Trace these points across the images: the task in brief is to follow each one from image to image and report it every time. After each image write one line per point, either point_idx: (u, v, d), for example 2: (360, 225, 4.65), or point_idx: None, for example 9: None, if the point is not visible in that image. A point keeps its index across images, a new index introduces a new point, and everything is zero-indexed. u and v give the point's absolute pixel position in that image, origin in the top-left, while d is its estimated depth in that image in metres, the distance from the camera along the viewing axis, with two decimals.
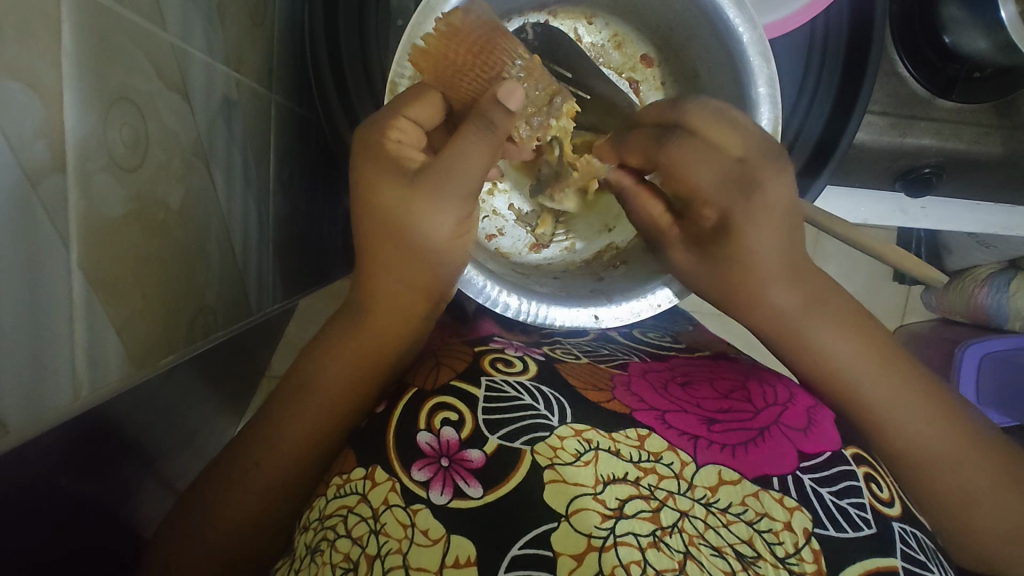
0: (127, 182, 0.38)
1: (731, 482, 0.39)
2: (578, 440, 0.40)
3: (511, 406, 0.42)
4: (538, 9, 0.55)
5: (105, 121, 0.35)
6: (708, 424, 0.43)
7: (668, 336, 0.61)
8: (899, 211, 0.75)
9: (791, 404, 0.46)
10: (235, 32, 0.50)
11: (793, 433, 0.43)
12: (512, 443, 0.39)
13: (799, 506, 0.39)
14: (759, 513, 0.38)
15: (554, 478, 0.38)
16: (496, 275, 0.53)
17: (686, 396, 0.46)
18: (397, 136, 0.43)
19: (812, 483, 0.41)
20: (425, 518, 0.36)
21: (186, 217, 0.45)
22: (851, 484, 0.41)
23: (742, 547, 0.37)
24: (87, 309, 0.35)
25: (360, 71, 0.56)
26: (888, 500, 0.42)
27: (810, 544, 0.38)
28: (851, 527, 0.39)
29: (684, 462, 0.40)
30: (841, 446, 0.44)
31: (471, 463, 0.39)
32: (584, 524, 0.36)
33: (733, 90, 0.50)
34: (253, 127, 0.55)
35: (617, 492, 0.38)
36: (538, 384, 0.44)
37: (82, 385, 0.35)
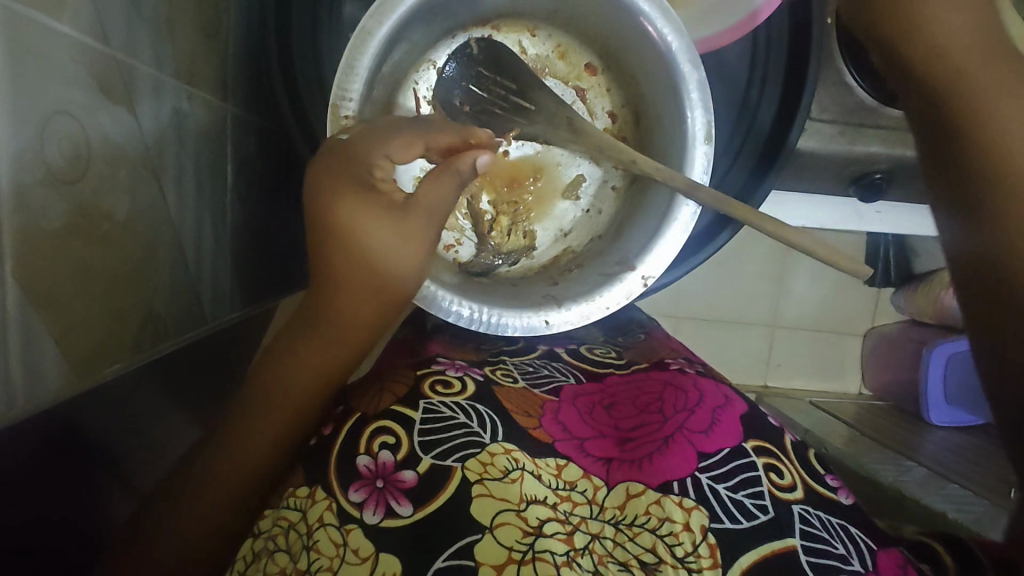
0: (67, 195, 0.38)
1: (638, 493, 0.40)
2: (508, 458, 0.41)
3: (446, 426, 0.42)
4: (481, 24, 0.57)
5: (42, 138, 0.36)
6: (621, 443, 0.44)
7: (613, 352, 0.60)
8: (855, 216, 0.80)
9: (698, 406, 0.46)
10: (185, 46, 0.51)
11: (695, 437, 0.44)
12: (445, 461, 0.40)
13: (697, 505, 0.40)
14: (661, 519, 0.39)
15: (482, 492, 0.39)
16: (453, 286, 0.54)
17: (606, 419, 0.46)
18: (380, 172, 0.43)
19: (709, 480, 0.41)
20: (356, 538, 0.37)
21: (133, 229, 0.46)
22: (750, 476, 0.42)
23: (646, 557, 0.38)
24: (23, 319, 0.35)
25: (313, 82, 0.57)
26: (789, 486, 0.42)
27: (708, 539, 0.38)
28: (748, 517, 0.40)
29: (597, 487, 0.41)
30: (741, 439, 0.44)
31: (404, 483, 0.39)
32: (506, 537, 0.37)
33: (669, 98, 0.51)
34: (207, 138, 0.56)
35: (538, 511, 0.38)
36: (474, 403, 0.45)
37: (19, 396, 0.36)
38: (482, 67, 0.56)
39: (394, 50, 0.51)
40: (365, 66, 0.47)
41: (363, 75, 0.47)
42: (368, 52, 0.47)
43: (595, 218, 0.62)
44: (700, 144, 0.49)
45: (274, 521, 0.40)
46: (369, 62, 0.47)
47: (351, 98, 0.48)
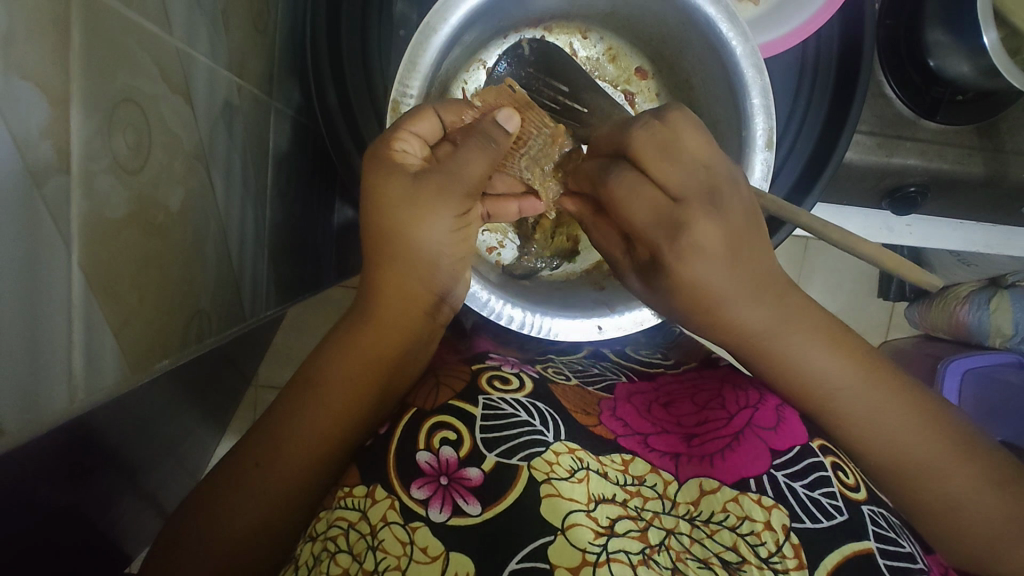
0: (130, 185, 0.38)
1: (712, 491, 0.41)
2: (572, 457, 0.41)
3: (505, 423, 0.42)
4: (534, 25, 0.57)
5: (109, 122, 0.35)
6: (687, 440, 0.45)
7: (659, 352, 0.63)
8: (885, 228, 0.77)
9: (761, 404, 0.47)
10: (238, 37, 0.50)
11: (766, 433, 0.45)
12: (509, 460, 0.40)
13: (776, 503, 0.40)
14: (740, 517, 0.39)
15: (550, 492, 0.39)
16: (498, 287, 0.53)
17: (666, 416, 0.48)
18: (403, 146, 0.43)
19: (786, 478, 0.42)
20: (423, 536, 0.37)
21: (186, 220, 0.45)
22: (821, 475, 0.42)
23: (727, 555, 0.38)
24: (86, 310, 0.34)
25: (360, 79, 0.57)
26: (854, 485, 0.43)
27: (790, 539, 0.39)
28: (826, 516, 0.40)
29: (667, 481, 0.42)
30: (808, 439, 0.45)
31: (470, 481, 0.39)
32: (579, 539, 0.37)
33: (728, 102, 0.51)
34: (252, 131, 0.55)
35: (607, 510, 0.39)
36: (534, 402, 0.45)
37: (79, 389, 0.35)
38: (531, 67, 0.56)
39: (451, 51, 0.50)
40: (427, 63, 0.47)
41: (425, 71, 0.47)
42: (431, 48, 0.47)
43: None
44: (759, 150, 0.48)
45: (332, 522, 0.39)
46: (431, 57, 0.47)
47: (411, 95, 0.47)
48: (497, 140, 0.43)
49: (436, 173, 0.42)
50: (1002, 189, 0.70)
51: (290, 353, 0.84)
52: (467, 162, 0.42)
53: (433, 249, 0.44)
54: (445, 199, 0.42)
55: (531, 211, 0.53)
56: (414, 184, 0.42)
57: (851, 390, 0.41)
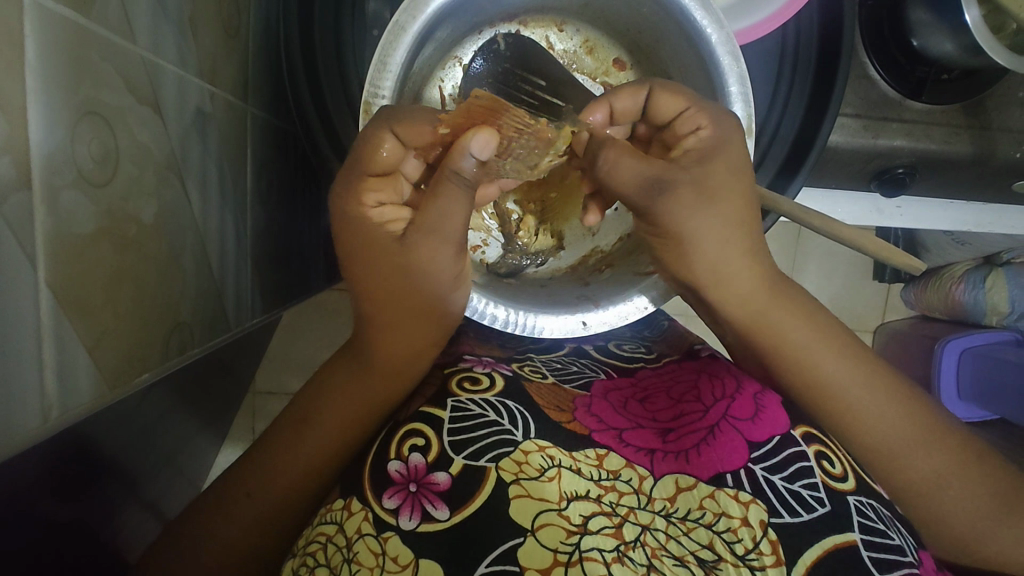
0: (98, 198, 0.37)
1: (689, 487, 0.41)
2: (542, 455, 0.41)
3: (474, 424, 0.42)
4: (509, 20, 0.56)
5: (73, 137, 0.34)
6: (662, 435, 0.44)
7: (642, 348, 0.61)
8: (875, 211, 0.77)
9: (738, 394, 0.47)
10: (208, 45, 0.49)
11: (741, 424, 0.44)
12: (477, 462, 0.40)
13: (753, 499, 0.40)
14: (716, 514, 0.39)
15: (519, 493, 0.39)
16: (485, 288, 0.52)
17: (642, 411, 0.47)
18: (378, 203, 0.44)
19: (764, 472, 0.42)
20: (394, 545, 0.37)
21: (161, 232, 0.45)
22: (802, 466, 0.42)
23: (703, 553, 0.38)
24: (56, 328, 0.34)
25: (336, 81, 0.56)
26: (842, 475, 0.43)
27: (768, 535, 0.38)
28: (805, 509, 0.40)
29: (642, 476, 0.41)
30: (790, 427, 0.45)
31: (438, 485, 0.39)
32: (550, 539, 0.37)
33: (706, 89, 0.50)
34: (229, 140, 0.54)
35: (581, 508, 0.39)
36: (503, 400, 0.45)
37: (53, 407, 0.35)
38: (508, 64, 0.55)
39: (423, 48, 0.50)
40: (398, 63, 0.46)
41: (396, 72, 0.46)
42: (402, 47, 0.46)
43: (621, 216, 0.61)
44: None
45: (313, 537, 0.40)
46: (402, 57, 0.46)
47: (384, 95, 0.46)
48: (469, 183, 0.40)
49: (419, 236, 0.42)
50: (991, 167, 0.69)
51: (283, 361, 0.84)
52: (448, 218, 0.42)
53: (429, 297, 0.46)
54: (438, 255, 0.43)
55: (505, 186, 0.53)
56: (403, 246, 0.43)
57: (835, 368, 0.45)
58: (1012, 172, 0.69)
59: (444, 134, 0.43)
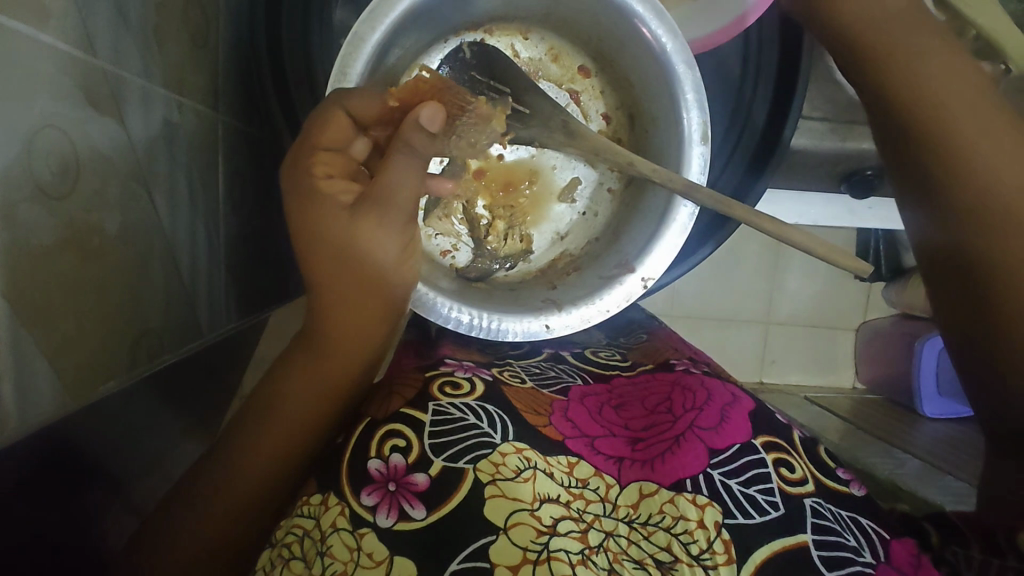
0: (57, 210, 0.38)
1: (650, 494, 0.42)
2: (518, 457, 0.41)
3: (455, 427, 0.43)
4: (473, 28, 0.57)
5: (29, 150, 0.35)
6: (632, 443, 0.45)
7: (618, 355, 0.62)
8: (846, 212, 0.79)
9: (707, 404, 0.48)
10: (174, 55, 0.50)
11: (706, 434, 0.45)
12: (456, 463, 0.41)
13: (710, 501, 0.41)
14: (675, 518, 0.41)
15: (495, 493, 0.39)
16: (450, 293, 0.53)
17: (615, 417, 0.47)
18: (326, 173, 0.44)
19: (721, 477, 0.43)
20: (370, 542, 0.38)
21: (126, 241, 0.45)
22: (761, 473, 0.44)
23: (661, 555, 0.39)
24: (13, 339, 0.34)
25: (306, 88, 0.56)
26: (800, 479, 0.44)
27: (721, 536, 0.40)
28: (759, 512, 0.42)
29: (608, 485, 0.42)
30: (751, 435, 0.46)
31: (417, 486, 0.40)
32: (521, 537, 0.38)
33: (664, 95, 0.51)
34: (198, 148, 0.55)
35: (551, 511, 0.39)
36: (483, 405, 0.45)
37: (12, 417, 0.35)
38: (474, 71, 0.56)
39: (389, 56, 0.50)
40: (357, 73, 0.47)
41: (356, 81, 0.47)
42: (361, 58, 0.47)
43: (590, 221, 0.62)
44: (696, 144, 0.50)
45: (290, 528, 0.40)
46: (362, 67, 0.47)
47: None
48: (422, 151, 0.41)
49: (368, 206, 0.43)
50: None
51: None
52: (399, 189, 0.42)
53: (380, 267, 0.45)
54: (388, 225, 0.44)
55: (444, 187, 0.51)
56: (352, 218, 0.43)
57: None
58: None
59: (393, 106, 0.45)
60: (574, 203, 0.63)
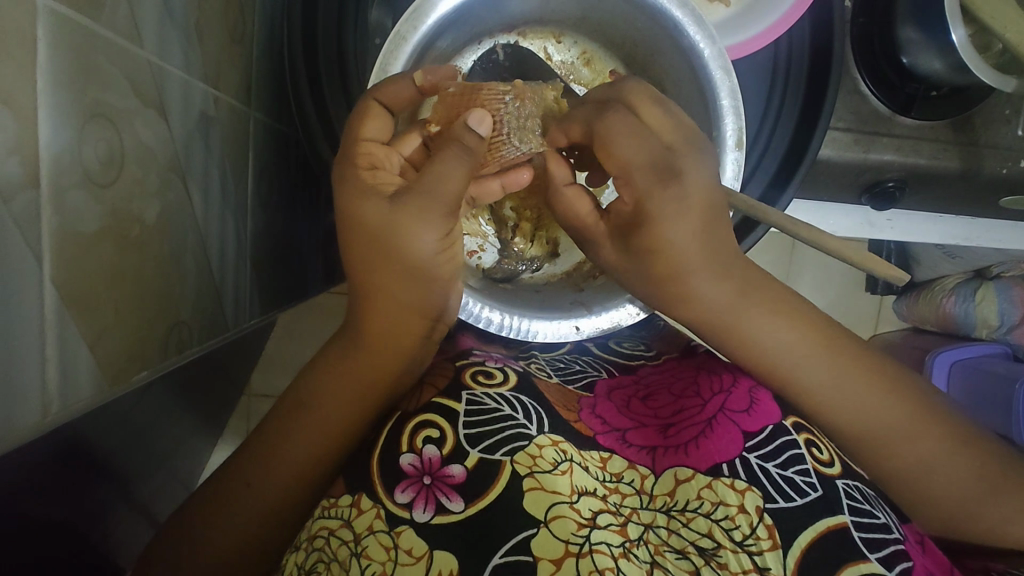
0: (102, 199, 0.38)
1: (687, 479, 0.42)
2: (555, 450, 0.42)
3: (491, 418, 0.42)
4: (508, 30, 0.57)
5: (80, 138, 0.35)
6: (663, 431, 0.45)
7: (642, 345, 0.63)
8: (867, 224, 0.78)
9: (735, 387, 0.47)
10: (212, 50, 0.50)
11: (737, 416, 0.45)
12: (492, 456, 0.41)
13: (749, 486, 0.41)
14: (714, 503, 0.40)
15: (534, 485, 0.39)
16: (482, 293, 0.54)
17: (645, 409, 0.48)
18: (373, 168, 0.44)
19: (758, 460, 0.42)
20: (408, 538, 0.38)
21: (163, 232, 0.45)
22: (795, 454, 0.43)
23: (703, 542, 0.39)
24: (58, 323, 0.35)
25: (338, 85, 0.57)
26: (828, 461, 0.44)
27: (764, 520, 0.39)
28: (799, 493, 0.41)
29: (644, 475, 0.43)
30: (781, 418, 0.46)
31: (453, 478, 0.40)
32: (561, 531, 0.38)
33: (698, 100, 0.51)
34: (231, 143, 0.55)
35: (590, 503, 0.40)
36: (517, 395, 0.45)
37: (53, 403, 0.36)
38: (507, 73, 0.57)
39: (427, 57, 0.51)
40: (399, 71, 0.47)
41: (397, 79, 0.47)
42: (403, 56, 0.47)
43: None
44: (730, 149, 0.49)
45: (315, 533, 0.40)
46: (402, 66, 0.47)
47: None
48: (472, 149, 0.41)
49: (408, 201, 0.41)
50: (978, 182, 0.70)
51: (281, 362, 0.84)
52: (446, 184, 0.41)
53: (419, 265, 0.43)
54: (426, 221, 0.42)
55: (516, 184, 0.52)
56: (391, 209, 0.42)
57: (852, 388, 0.44)
58: (1001, 187, 0.71)
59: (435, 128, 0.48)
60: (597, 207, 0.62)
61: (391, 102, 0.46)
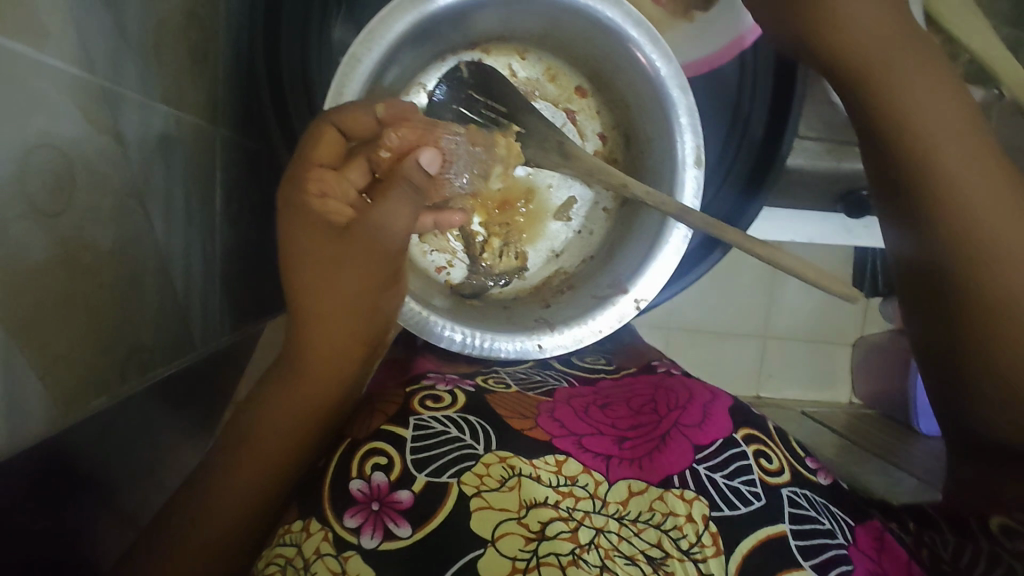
0: (50, 230, 0.38)
1: (640, 492, 0.41)
2: (504, 465, 0.41)
3: (436, 440, 0.42)
4: (471, 47, 0.58)
5: (24, 171, 0.35)
6: (619, 441, 0.45)
7: (603, 358, 0.63)
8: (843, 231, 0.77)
9: (689, 404, 0.48)
10: (172, 72, 0.50)
11: (689, 431, 0.46)
12: (440, 477, 0.40)
13: (697, 496, 0.41)
14: (664, 514, 0.40)
15: (481, 504, 0.39)
16: (442, 312, 0.53)
17: (602, 417, 0.47)
18: (321, 192, 0.44)
19: (707, 472, 0.43)
20: (355, 565, 0.37)
21: (120, 258, 0.45)
22: (742, 465, 0.44)
23: (653, 551, 0.39)
24: (3, 358, 0.35)
25: (302, 103, 0.56)
26: (777, 470, 0.45)
27: (709, 528, 0.40)
28: (744, 502, 0.42)
29: (597, 481, 0.41)
30: (732, 430, 0.47)
31: (401, 503, 0.39)
32: (509, 547, 0.37)
33: (654, 113, 0.52)
34: (194, 163, 0.55)
35: (539, 515, 0.39)
36: (465, 415, 0.45)
37: (0, 439, 0.35)
38: (472, 89, 0.57)
39: (387, 74, 0.51)
40: (354, 93, 0.47)
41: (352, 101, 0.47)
42: (357, 79, 0.47)
43: (587, 239, 0.62)
44: (689, 166, 0.51)
45: (271, 559, 0.40)
46: (358, 89, 0.48)
47: None
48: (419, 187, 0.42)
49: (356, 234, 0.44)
50: None
51: None
52: (394, 216, 0.42)
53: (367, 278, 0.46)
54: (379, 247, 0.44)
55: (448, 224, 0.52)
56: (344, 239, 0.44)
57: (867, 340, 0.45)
58: None
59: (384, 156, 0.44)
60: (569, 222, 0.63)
61: (350, 127, 0.45)
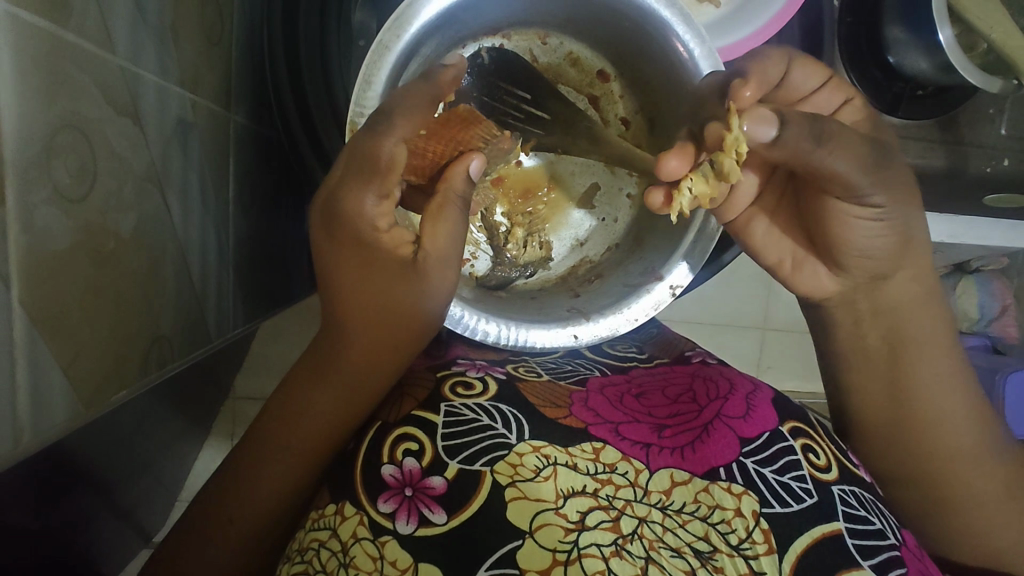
0: (74, 214, 0.36)
1: (683, 482, 0.40)
2: (537, 456, 0.40)
3: (468, 429, 0.42)
4: (492, 33, 0.56)
5: (50, 154, 0.34)
6: (658, 430, 0.44)
7: (635, 347, 0.62)
8: None
9: (731, 394, 0.47)
10: (189, 53, 0.48)
11: (734, 422, 0.45)
12: (472, 466, 0.39)
13: (745, 489, 0.40)
14: (711, 507, 0.39)
15: (516, 495, 0.38)
16: (472, 303, 0.52)
17: (637, 406, 0.47)
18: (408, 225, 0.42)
19: (755, 465, 0.42)
20: (392, 549, 0.37)
21: (140, 244, 0.44)
22: (791, 459, 0.43)
23: (699, 544, 0.38)
24: (30, 348, 0.33)
25: (321, 90, 0.54)
26: (825, 467, 0.44)
27: (760, 525, 0.39)
28: (796, 500, 0.41)
29: (638, 469, 0.41)
30: (778, 423, 0.46)
31: (434, 489, 0.39)
32: (549, 539, 0.37)
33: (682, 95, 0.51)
34: (210, 148, 0.53)
35: (578, 505, 0.38)
36: (496, 404, 0.44)
37: (25, 432, 0.34)
38: (495, 75, 0.55)
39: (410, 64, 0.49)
40: (382, 80, 0.46)
41: (381, 89, 0.45)
42: (385, 66, 0.46)
43: (610, 227, 0.61)
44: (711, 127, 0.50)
45: (306, 545, 0.39)
46: (387, 75, 0.46)
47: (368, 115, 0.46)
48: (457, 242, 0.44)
49: (413, 273, 0.43)
50: (964, 181, 0.70)
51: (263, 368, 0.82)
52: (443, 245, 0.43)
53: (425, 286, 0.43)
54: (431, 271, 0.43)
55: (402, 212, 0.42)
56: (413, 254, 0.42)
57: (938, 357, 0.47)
58: (985, 186, 0.71)
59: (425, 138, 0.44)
60: (592, 212, 0.62)
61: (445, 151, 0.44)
